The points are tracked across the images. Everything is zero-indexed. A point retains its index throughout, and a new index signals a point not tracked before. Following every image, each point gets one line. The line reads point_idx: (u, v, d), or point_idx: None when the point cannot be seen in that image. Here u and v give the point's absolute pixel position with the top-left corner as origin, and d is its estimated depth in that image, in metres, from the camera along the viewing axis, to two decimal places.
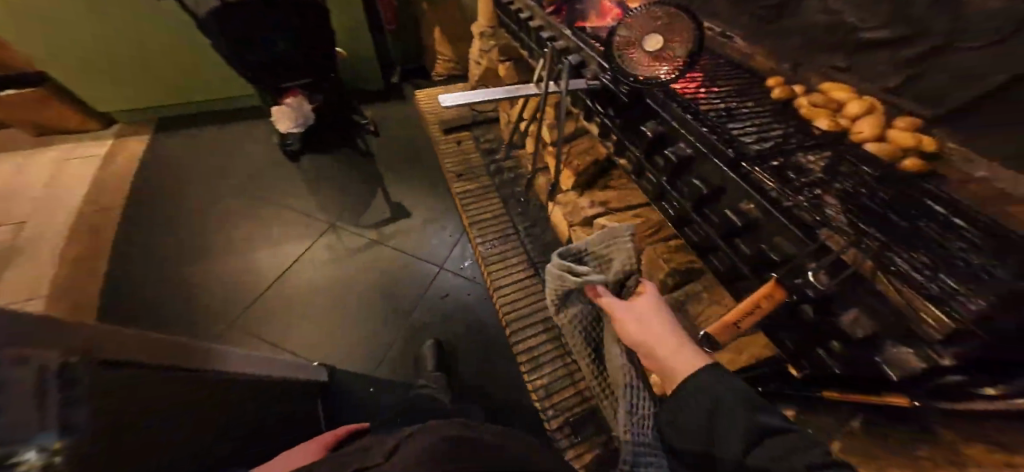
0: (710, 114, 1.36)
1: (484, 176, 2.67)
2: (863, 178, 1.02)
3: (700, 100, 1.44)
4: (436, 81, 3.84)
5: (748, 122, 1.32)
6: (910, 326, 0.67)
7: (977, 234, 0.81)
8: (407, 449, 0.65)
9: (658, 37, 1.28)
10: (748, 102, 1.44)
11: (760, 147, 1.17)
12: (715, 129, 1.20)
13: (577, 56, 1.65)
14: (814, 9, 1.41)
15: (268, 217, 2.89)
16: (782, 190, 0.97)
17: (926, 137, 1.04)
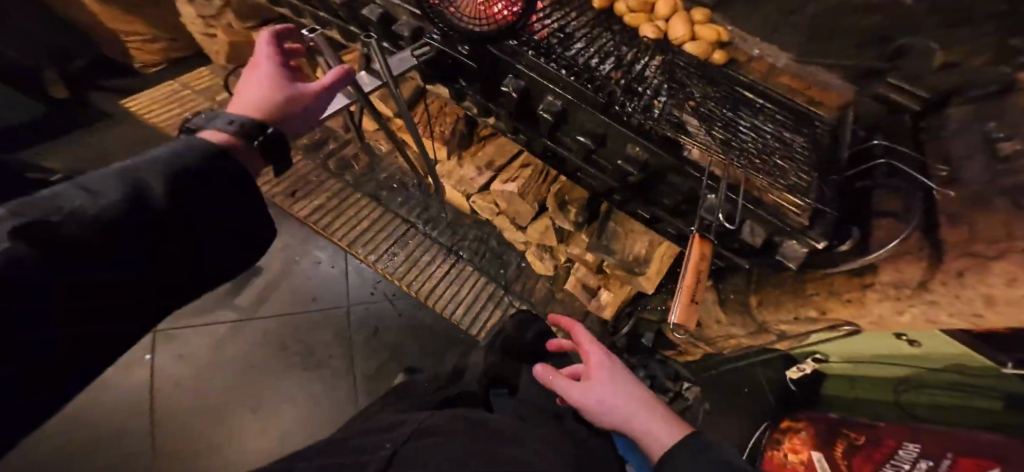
0: (557, 49, 1.14)
1: (328, 177, 2.10)
2: (706, 90, 1.16)
3: (538, 31, 1.18)
4: (148, 74, 2.50)
5: (587, 43, 1.19)
6: (784, 225, 0.93)
7: (779, 113, 1.15)
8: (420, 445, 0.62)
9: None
10: (572, 14, 1.26)
11: (622, 84, 1.11)
12: (574, 70, 1.09)
13: (374, 8, 1.19)
14: None
15: None
16: (664, 128, 1.03)
17: (719, 28, 1.19)
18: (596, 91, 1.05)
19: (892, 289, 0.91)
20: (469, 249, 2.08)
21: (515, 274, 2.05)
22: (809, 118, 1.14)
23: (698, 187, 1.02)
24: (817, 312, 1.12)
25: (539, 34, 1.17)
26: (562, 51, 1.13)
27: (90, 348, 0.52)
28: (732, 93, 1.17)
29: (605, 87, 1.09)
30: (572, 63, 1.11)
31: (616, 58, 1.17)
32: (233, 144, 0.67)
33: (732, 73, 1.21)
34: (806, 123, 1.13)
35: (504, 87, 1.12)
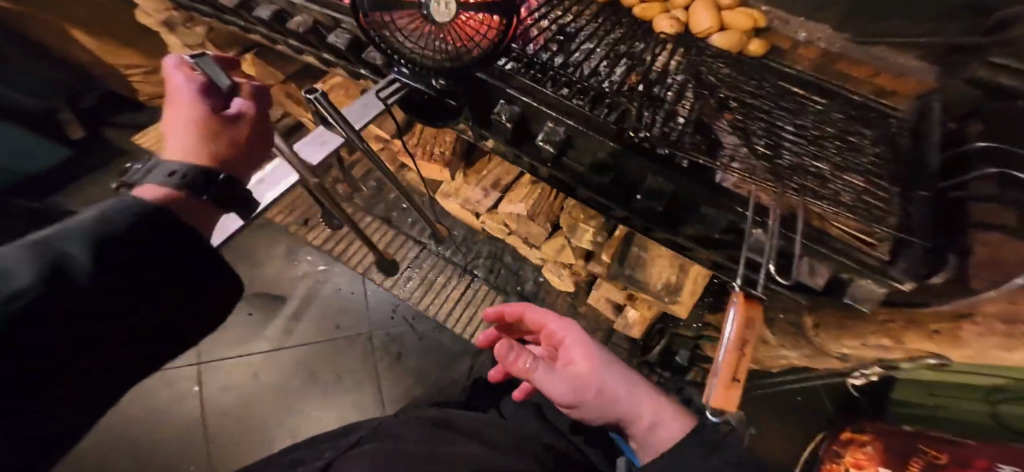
0: (553, 63, 0.92)
1: None
2: (743, 94, 0.93)
3: (531, 39, 0.96)
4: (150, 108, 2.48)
5: (593, 46, 0.97)
6: (852, 263, 0.72)
7: (837, 110, 0.92)
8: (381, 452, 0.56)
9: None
10: (569, 11, 1.03)
11: (638, 97, 0.88)
12: (576, 89, 0.87)
13: (340, 33, 0.92)
14: None
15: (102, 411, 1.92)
16: (688, 142, 0.82)
17: (753, 14, 1.00)
18: (606, 113, 0.84)
19: (1001, 323, 0.77)
20: (484, 266, 1.97)
21: (534, 290, 1.93)
22: (876, 110, 0.93)
23: (740, 221, 0.79)
24: (891, 342, 0.97)
25: (531, 44, 0.94)
26: (562, 64, 0.91)
27: (87, 350, 0.45)
28: (773, 86, 0.95)
29: (620, 104, 0.86)
30: (574, 81, 0.89)
31: (628, 62, 0.96)
32: (179, 197, 0.55)
33: (774, 64, 0.99)
34: (874, 120, 0.91)
35: (492, 114, 0.87)
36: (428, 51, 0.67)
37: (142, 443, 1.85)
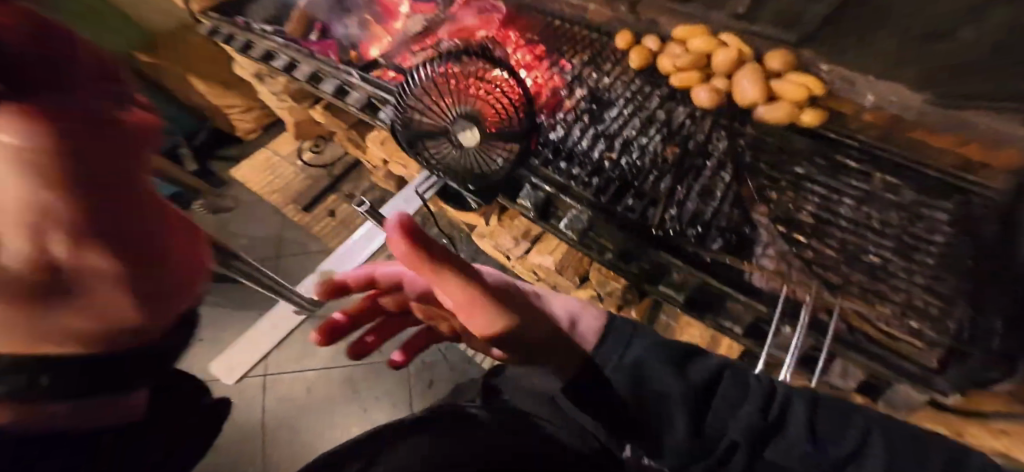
0: (582, 141, 0.95)
1: None
2: (793, 170, 0.86)
3: (565, 112, 0.99)
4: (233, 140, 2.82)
5: (625, 119, 0.97)
6: (892, 374, 0.68)
7: (904, 192, 0.80)
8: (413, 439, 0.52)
9: (469, 126, 0.83)
10: (608, 73, 1.04)
11: (667, 181, 0.87)
12: (602, 175, 0.90)
13: (388, 109, 0.99)
14: None
15: None
16: (713, 235, 0.81)
17: (810, 80, 0.90)
18: (630, 204, 0.86)
19: None
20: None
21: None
22: (957, 192, 0.77)
23: (768, 319, 0.76)
24: None
25: (559, 124, 0.97)
26: (588, 147, 0.93)
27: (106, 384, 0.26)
28: (827, 159, 0.86)
29: (644, 191, 0.87)
30: (601, 165, 0.91)
31: (664, 133, 0.94)
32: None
33: (835, 134, 0.88)
34: (962, 204, 0.76)
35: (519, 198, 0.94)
36: (458, 168, 0.86)
37: None
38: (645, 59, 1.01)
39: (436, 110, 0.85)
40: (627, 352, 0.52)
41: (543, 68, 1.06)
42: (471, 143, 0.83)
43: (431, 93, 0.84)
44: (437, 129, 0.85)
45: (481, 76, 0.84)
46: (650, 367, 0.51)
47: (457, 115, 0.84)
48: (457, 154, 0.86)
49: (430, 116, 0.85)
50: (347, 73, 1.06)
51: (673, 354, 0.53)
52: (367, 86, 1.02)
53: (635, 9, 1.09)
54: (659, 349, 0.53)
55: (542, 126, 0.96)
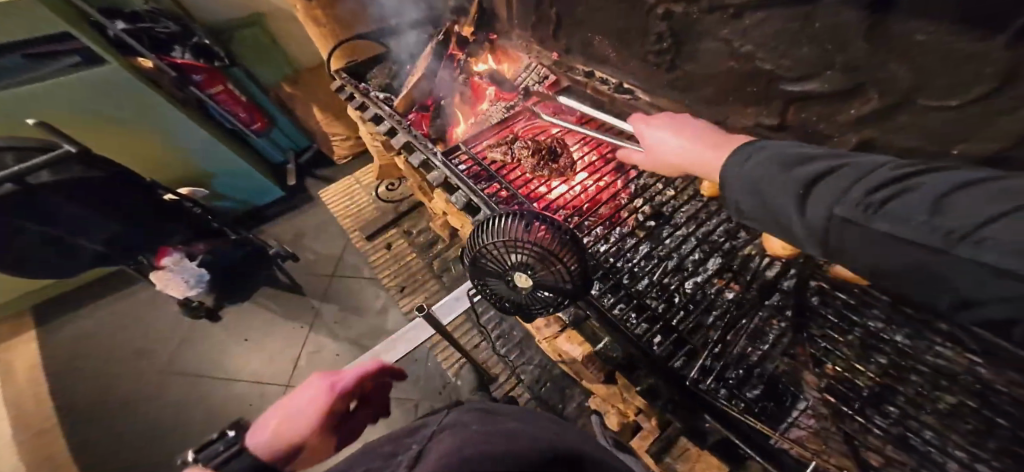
0: (635, 257, 1.01)
1: (429, 276, 2.02)
2: (849, 333, 0.86)
3: (622, 224, 1.05)
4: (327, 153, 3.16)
5: (678, 246, 1.00)
6: None
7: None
8: (443, 440, 0.41)
9: (523, 271, 0.61)
10: (675, 186, 1.08)
11: (713, 317, 0.90)
12: (642, 302, 0.93)
13: (461, 194, 1.06)
14: (712, 51, 0.81)
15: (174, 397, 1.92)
16: (754, 382, 0.95)
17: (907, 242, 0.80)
18: (664, 341, 0.89)
19: None
20: (531, 373, 1.77)
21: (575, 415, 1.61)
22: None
23: None
24: None
25: (611, 239, 1.04)
26: (636, 273, 0.98)
27: None
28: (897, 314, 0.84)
29: (687, 328, 0.90)
30: (650, 288, 0.96)
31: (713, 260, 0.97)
32: None
33: None
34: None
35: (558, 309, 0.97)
36: (502, 301, 0.69)
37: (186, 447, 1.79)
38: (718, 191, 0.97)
39: (487, 245, 0.63)
40: (751, 166, 0.47)
41: (608, 170, 1.12)
42: (525, 290, 0.64)
43: (508, 226, 0.61)
44: (482, 268, 0.65)
45: (547, 216, 0.62)
46: (760, 178, 0.45)
47: (511, 257, 0.62)
48: (506, 294, 0.67)
49: (481, 253, 0.64)
50: (432, 152, 1.15)
51: (797, 159, 0.44)
52: (446, 169, 1.09)
53: None
54: (773, 161, 0.45)
55: (595, 240, 1.03)
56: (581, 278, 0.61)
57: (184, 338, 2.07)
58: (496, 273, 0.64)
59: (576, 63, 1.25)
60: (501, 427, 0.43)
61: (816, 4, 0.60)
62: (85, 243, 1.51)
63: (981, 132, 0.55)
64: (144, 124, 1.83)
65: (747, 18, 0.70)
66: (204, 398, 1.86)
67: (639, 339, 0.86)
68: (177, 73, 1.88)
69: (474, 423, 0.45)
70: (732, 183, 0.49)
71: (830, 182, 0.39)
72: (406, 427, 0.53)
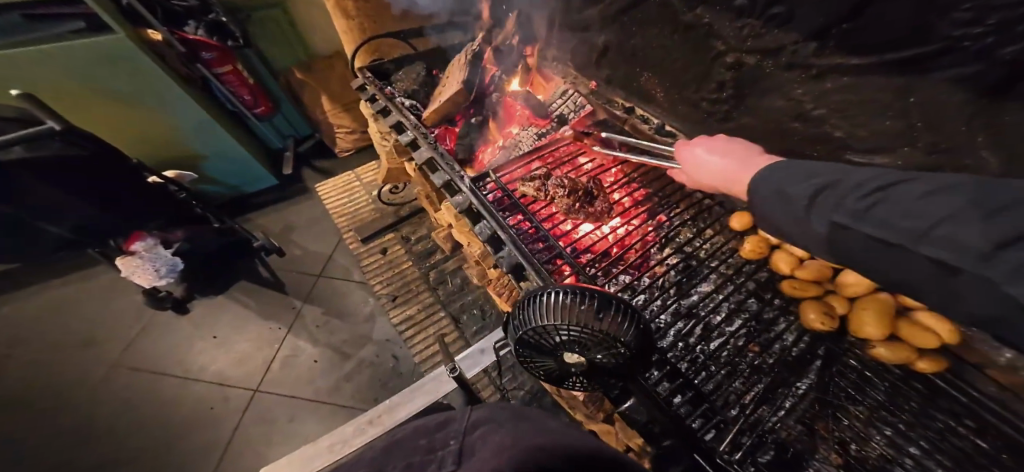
0: (664, 315, 0.94)
1: (424, 287, 1.90)
2: (869, 408, 0.82)
3: (652, 275, 0.98)
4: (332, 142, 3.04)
5: (708, 304, 0.95)
6: None
7: (987, 445, 0.72)
8: (485, 442, 0.44)
9: (573, 350, 0.55)
10: (707, 239, 1.02)
11: (740, 384, 0.85)
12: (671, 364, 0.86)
13: (486, 225, 1.00)
14: (775, 108, 0.79)
15: (122, 388, 1.72)
16: (767, 447, 0.79)
17: (944, 325, 0.78)
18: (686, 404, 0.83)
19: None
20: (521, 400, 1.65)
21: None
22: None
23: None
24: None
25: (639, 288, 0.96)
26: (661, 331, 0.91)
27: None
28: (908, 390, 0.82)
29: (711, 390, 0.84)
30: (677, 348, 0.89)
31: (738, 321, 0.93)
32: None
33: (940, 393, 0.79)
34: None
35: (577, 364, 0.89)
36: (543, 373, 0.63)
37: (120, 452, 1.55)
38: (757, 252, 0.95)
39: (535, 322, 0.56)
40: (770, 179, 0.52)
41: (639, 215, 1.07)
42: (573, 368, 0.58)
43: (568, 303, 0.55)
44: (526, 343, 0.58)
45: (612, 300, 0.56)
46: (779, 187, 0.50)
47: (559, 336, 0.55)
48: (549, 368, 0.61)
49: (529, 330, 0.56)
50: (458, 174, 1.09)
51: (808, 168, 0.48)
52: (473, 196, 1.04)
53: None
54: (788, 175, 0.50)
55: (623, 289, 0.96)
56: (637, 359, 0.56)
57: (150, 322, 1.91)
58: (545, 350, 0.58)
59: (620, 96, 1.24)
60: (542, 429, 0.47)
61: (915, 79, 0.56)
62: (49, 228, 1.35)
63: None
64: (139, 98, 1.67)
65: (829, 80, 0.67)
66: (161, 395, 1.68)
67: (665, 402, 0.79)
68: (186, 48, 1.74)
69: (509, 425, 0.47)
70: (756, 198, 0.54)
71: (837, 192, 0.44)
72: (433, 421, 0.54)
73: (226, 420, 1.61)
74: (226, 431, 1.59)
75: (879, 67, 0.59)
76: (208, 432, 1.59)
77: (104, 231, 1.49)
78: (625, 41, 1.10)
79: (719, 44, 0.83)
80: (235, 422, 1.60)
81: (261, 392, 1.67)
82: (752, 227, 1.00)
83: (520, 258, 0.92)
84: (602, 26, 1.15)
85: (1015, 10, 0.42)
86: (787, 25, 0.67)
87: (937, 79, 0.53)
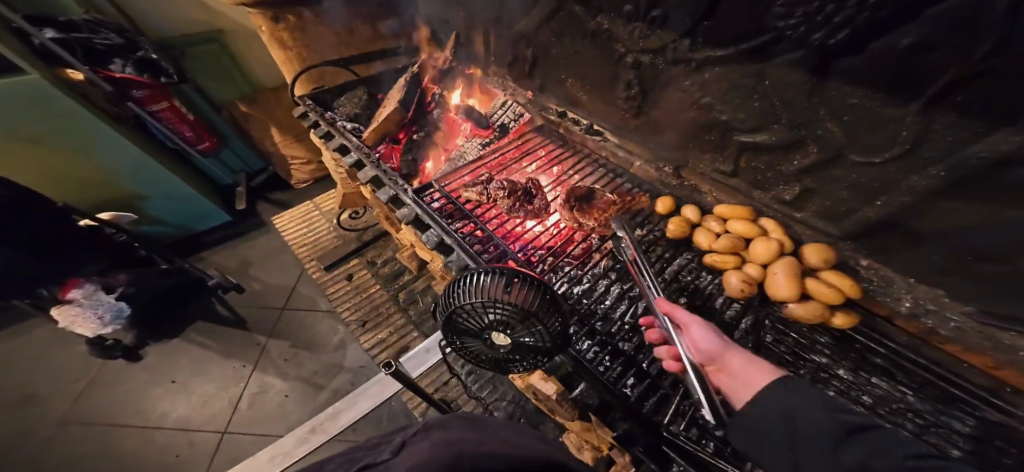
0: (607, 299, 0.99)
1: (395, 309, 1.88)
2: (813, 366, 0.81)
3: (593, 263, 1.05)
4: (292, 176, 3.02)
5: None
6: None
7: (915, 397, 0.73)
8: (422, 447, 0.43)
9: (500, 330, 0.61)
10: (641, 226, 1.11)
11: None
12: (616, 345, 0.89)
13: (432, 233, 1.04)
14: (673, 100, 0.93)
15: (62, 452, 1.56)
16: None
17: (848, 278, 0.83)
18: (637, 384, 0.84)
19: None
20: (504, 411, 1.55)
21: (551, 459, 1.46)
22: (965, 406, 0.70)
23: None
24: None
25: (580, 279, 1.02)
26: (604, 315, 0.95)
27: None
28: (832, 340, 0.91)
29: (659, 369, 0.86)
30: (623, 330, 0.92)
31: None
32: None
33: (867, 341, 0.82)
34: (983, 421, 0.68)
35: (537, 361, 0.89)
36: (479, 359, 0.67)
37: None
38: (683, 230, 1.00)
39: (461, 305, 0.61)
40: (784, 398, 0.47)
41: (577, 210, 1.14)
42: (503, 347, 0.63)
43: (485, 284, 0.61)
44: (459, 326, 0.64)
45: (528, 278, 0.61)
46: (791, 408, 0.46)
47: (487, 317, 0.60)
48: (483, 351, 0.66)
49: (456, 311, 0.62)
50: (403, 188, 1.14)
51: (834, 403, 0.44)
52: (418, 207, 1.08)
53: (679, 173, 1.07)
54: (810, 400, 0.45)
55: (567, 279, 1.01)
56: (560, 334, 0.61)
57: (95, 378, 1.77)
58: (474, 333, 0.63)
59: (552, 104, 1.35)
60: (489, 436, 0.46)
61: (764, 63, 0.72)
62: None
63: (899, 185, 0.67)
64: (67, 137, 1.62)
65: (706, 71, 0.82)
66: (111, 452, 1.55)
67: (611, 383, 0.81)
68: (113, 86, 1.69)
69: (459, 424, 0.47)
70: (761, 414, 0.48)
71: (858, 442, 0.40)
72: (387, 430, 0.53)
73: (193, 466, 1.51)
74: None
75: (736, 55, 0.75)
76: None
77: (37, 279, 1.41)
78: (548, 57, 1.23)
79: (619, 47, 0.97)
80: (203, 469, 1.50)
81: (229, 433, 1.58)
82: (677, 210, 1.07)
83: (463, 259, 0.96)
84: (525, 43, 1.27)
85: (810, 5, 0.59)
86: (665, 26, 0.83)
87: (777, 63, 0.70)
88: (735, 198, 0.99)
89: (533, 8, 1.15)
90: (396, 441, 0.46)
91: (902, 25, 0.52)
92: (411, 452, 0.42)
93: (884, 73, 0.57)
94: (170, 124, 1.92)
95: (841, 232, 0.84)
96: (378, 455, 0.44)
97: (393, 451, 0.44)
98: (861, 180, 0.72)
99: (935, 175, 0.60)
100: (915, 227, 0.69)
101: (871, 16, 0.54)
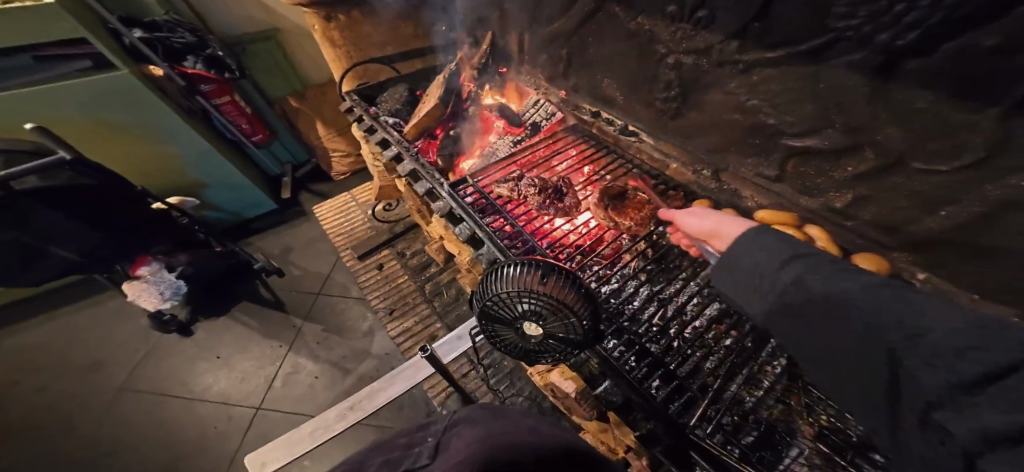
0: (635, 300, 0.98)
1: (421, 300, 1.94)
2: None
3: (623, 264, 1.04)
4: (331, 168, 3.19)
5: (677, 289, 0.98)
6: None
7: None
8: (453, 445, 0.44)
9: (532, 321, 0.63)
10: None
11: (712, 363, 0.86)
12: (643, 346, 0.89)
13: (466, 226, 1.07)
14: (717, 101, 0.92)
15: (122, 413, 1.74)
16: (748, 428, 0.78)
17: None
18: (663, 385, 0.83)
19: None
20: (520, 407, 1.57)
21: None
22: None
23: None
24: None
25: (607, 279, 1.02)
26: (632, 315, 0.95)
27: None
28: None
29: (686, 373, 0.85)
30: (650, 332, 0.92)
31: (711, 303, 0.94)
32: None
33: None
34: None
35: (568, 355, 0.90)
36: (509, 347, 0.70)
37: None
38: None
39: (497, 294, 0.64)
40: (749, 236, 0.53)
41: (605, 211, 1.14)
42: (533, 337, 0.65)
43: (520, 275, 0.63)
44: (493, 314, 0.66)
45: (563, 270, 0.63)
46: (756, 246, 0.51)
47: (520, 306, 0.62)
48: (513, 340, 0.68)
49: (492, 300, 0.64)
50: (438, 183, 1.18)
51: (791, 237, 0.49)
52: (452, 201, 1.12)
53: (718, 176, 1.05)
54: (773, 237, 0.50)
55: (595, 278, 1.02)
56: (590, 327, 0.62)
57: (153, 349, 1.96)
58: (506, 322, 0.65)
59: (587, 103, 1.35)
60: (520, 431, 0.46)
61: (820, 65, 0.69)
62: (57, 252, 1.41)
63: (968, 196, 0.62)
64: (146, 132, 1.80)
65: (755, 73, 0.80)
66: (162, 419, 1.71)
67: (636, 381, 0.81)
68: (185, 81, 1.86)
69: (486, 416, 0.49)
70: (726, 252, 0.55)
71: (808, 261, 0.45)
72: (416, 424, 0.55)
73: (232, 436, 1.64)
74: (227, 451, 1.60)
75: (788, 57, 0.73)
76: (212, 452, 1.60)
77: (111, 254, 1.57)
78: (585, 57, 1.23)
79: (661, 48, 0.96)
80: (238, 441, 1.62)
81: (263, 409, 1.70)
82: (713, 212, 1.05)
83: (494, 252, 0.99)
84: (563, 40, 1.27)
85: (875, 4, 0.57)
86: (711, 26, 0.82)
87: (835, 64, 0.67)
88: (776, 205, 0.95)
89: (571, 8, 1.15)
90: (432, 442, 0.46)
91: (983, 25, 0.48)
92: (452, 453, 0.42)
93: (958, 74, 0.54)
94: (230, 115, 2.07)
95: (896, 241, 0.79)
96: (417, 458, 0.43)
97: (432, 455, 0.44)
98: (922, 187, 0.68)
99: (1016, 184, 0.55)
100: (990, 241, 0.63)
101: (945, 16, 0.51)
